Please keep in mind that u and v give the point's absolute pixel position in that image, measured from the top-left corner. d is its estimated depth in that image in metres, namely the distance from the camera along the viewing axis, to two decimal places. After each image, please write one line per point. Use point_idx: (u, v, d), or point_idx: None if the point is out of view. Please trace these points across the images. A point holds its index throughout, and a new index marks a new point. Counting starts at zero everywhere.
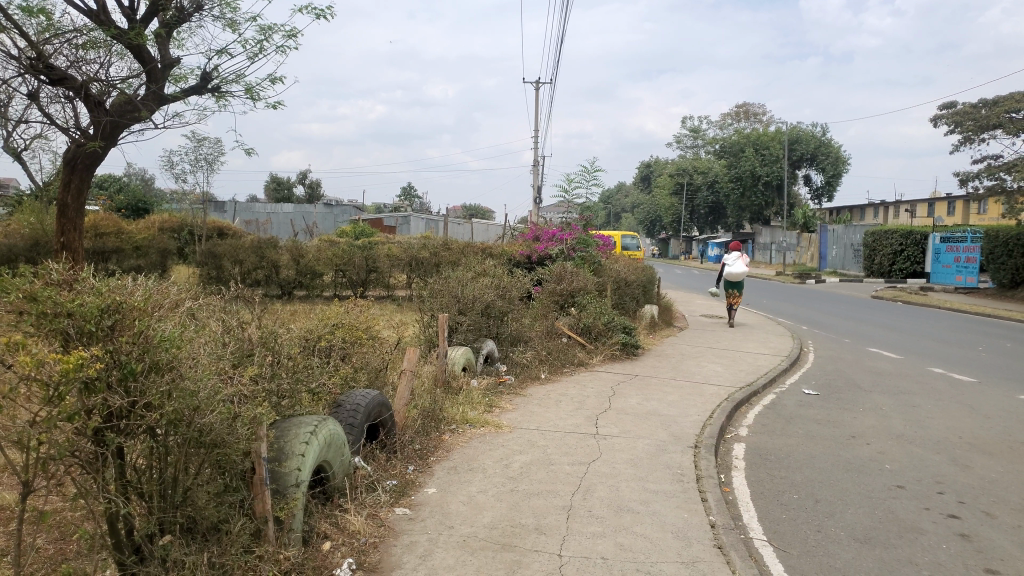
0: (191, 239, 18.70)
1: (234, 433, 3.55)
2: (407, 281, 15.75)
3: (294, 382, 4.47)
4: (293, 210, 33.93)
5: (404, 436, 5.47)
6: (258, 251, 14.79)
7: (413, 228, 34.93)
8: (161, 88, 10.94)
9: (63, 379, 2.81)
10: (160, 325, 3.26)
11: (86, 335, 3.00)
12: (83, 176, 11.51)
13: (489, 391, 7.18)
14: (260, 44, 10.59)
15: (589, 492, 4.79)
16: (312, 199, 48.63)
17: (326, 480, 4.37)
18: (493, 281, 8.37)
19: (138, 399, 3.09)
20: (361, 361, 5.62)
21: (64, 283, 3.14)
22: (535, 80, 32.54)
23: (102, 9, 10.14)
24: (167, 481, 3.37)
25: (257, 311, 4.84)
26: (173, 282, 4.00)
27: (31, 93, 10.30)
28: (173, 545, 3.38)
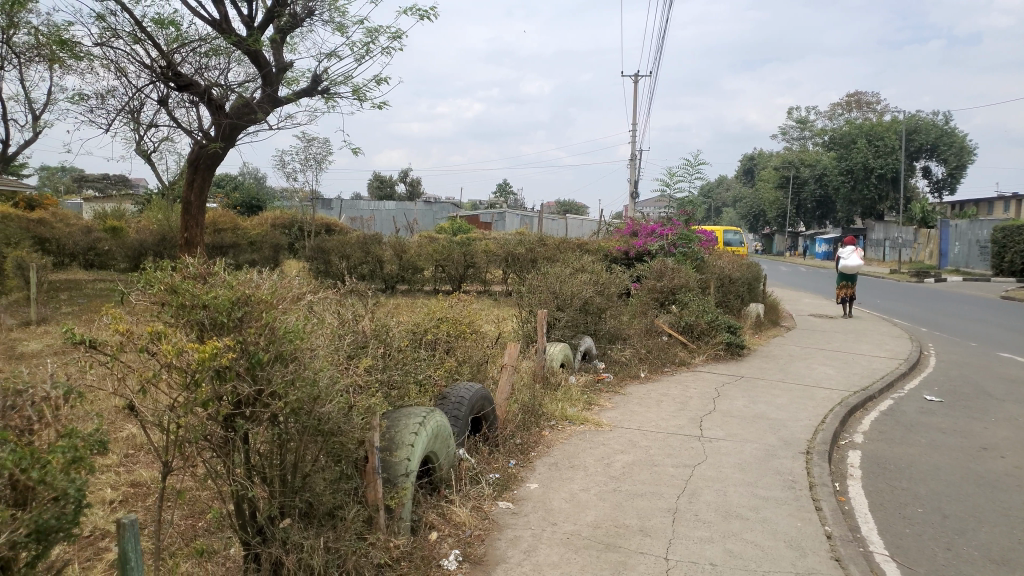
0: (300, 235, 19.49)
1: (349, 422, 3.69)
2: (503, 276, 15.88)
3: (403, 375, 4.59)
4: (395, 208, 34.82)
5: (505, 430, 5.53)
6: (364, 247, 15.26)
7: (510, 224, 35.06)
8: (275, 91, 11.43)
9: (199, 367, 3.01)
10: (284, 317, 3.43)
11: (219, 326, 3.20)
12: (205, 176, 12.20)
13: (588, 389, 7.15)
14: (366, 46, 10.90)
15: (695, 496, 4.71)
16: (411, 196, 49.79)
17: (432, 471, 4.47)
18: (592, 277, 8.32)
19: (264, 387, 3.25)
20: (464, 355, 5.71)
21: (200, 277, 3.38)
22: (634, 74, 32.10)
23: (224, 18, 10.70)
24: (288, 467, 3.55)
25: (369, 304, 5.03)
26: (294, 275, 4.20)
27: (160, 99, 10.98)
28: (293, 528, 3.55)
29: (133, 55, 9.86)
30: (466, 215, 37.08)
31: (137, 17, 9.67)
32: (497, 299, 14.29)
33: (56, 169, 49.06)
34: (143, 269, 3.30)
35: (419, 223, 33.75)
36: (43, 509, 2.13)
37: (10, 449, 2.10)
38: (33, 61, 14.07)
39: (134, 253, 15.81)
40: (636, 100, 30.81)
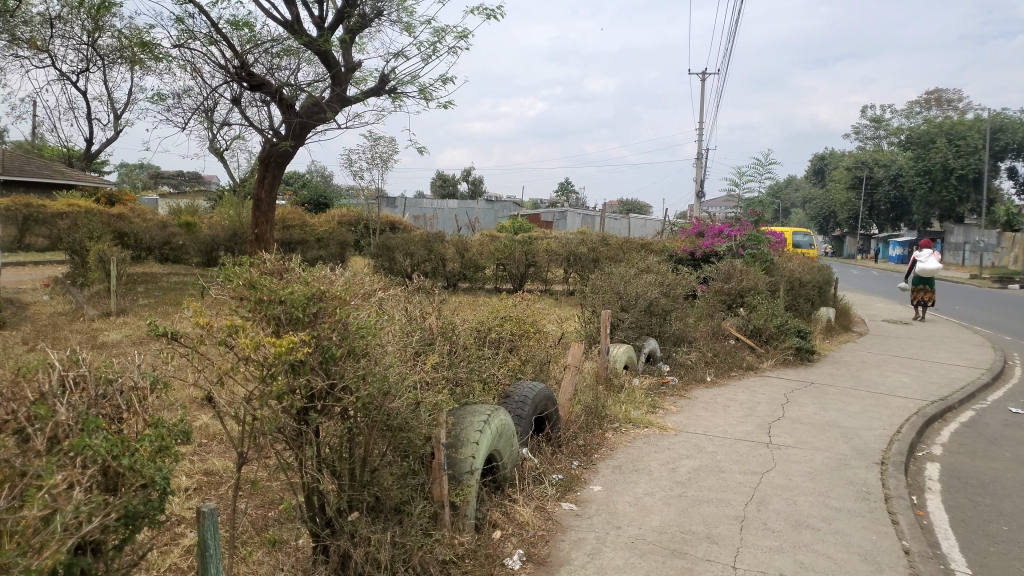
0: (365, 232, 19.79)
1: (417, 418, 3.74)
2: (565, 275, 15.81)
3: (469, 372, 4.61)
4: (459, 207, 35.08)
5: (568, 431, 5.50)
6: (427, 245, 15.40)
7: (571, 224, 34.95)
8: (344, 91, 11.63)
9: (276, 360, 3.07)
10: (356, 313, 3.49)
11: (295, 321, 3.27)
12: (275, 173, 12.51)
13: (652, 392, 7.05)
14: (433, 45, 11.00)
15: (763, 504, 4.60)
16: (473, 195, 50.12)
17: (497, 469, 4.47)
18: (658, 278, 8.21)
19: (337, 382, 3.32)
20: (527, 354, 5.68)
21: (276, 273, 3.46)
22: (704, 72, 31.58)
23: (296, 19, 10.95)
24: (358, 461, 3.61)
25: (435, 301, 5.06)
26: (364, 272, 4.26)
27: (234, 98, 11.31)
28: (361, 522, 3.60)
29: (209, 56, 10.18)
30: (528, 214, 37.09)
31: (214, 19, 9.98)
32: (559, 299, 14.26)
33: (136, 166, 51.20)
34: (223, 265, 3.40)
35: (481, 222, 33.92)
36: (132, 495, 2.21)
37: (102, 437, 2.20)
38: (116, 62, 14.68)
39: (207, 248, 16.34)
40: (705, 100, 30.33)
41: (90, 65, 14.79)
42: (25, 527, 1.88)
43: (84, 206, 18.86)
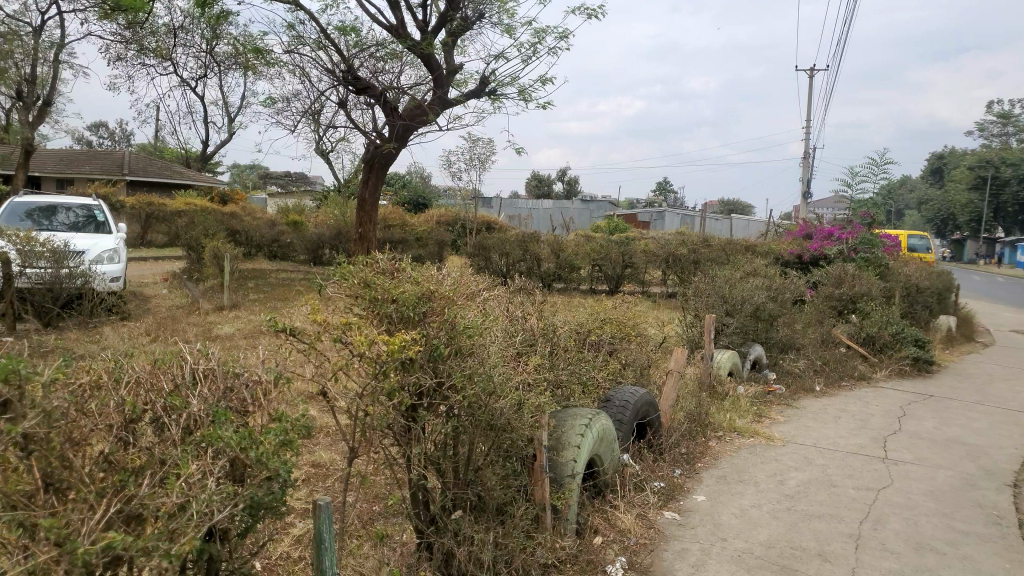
0: (462, 232, 20.06)
1: (520, 419, 3.75)
2: (663, 277, 15.50)
3: (570, 373, 4.58)
4: (555, 207, 35.07)
5: (670, 438, 5.37)
6: (523, 245, 15.46)
7: (669, 224, 34.32)
8: (445, 93, 11.82)
9: (388, 358, 3.14)
10: (464, 313, 3.56)
11: (406, 320, 3.36)
12: (378, 174, 12.87)
13: (758, 400, 6.81)
14: (534, 46, 11.02)
15: (880, 522, 4.36)
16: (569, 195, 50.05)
17: (597, 474, 4.42)
18: (765, 282, 7.93)
19: (444, 380, 3.37)
20: (627, 357, 5.57)
21: (389, 273, 3.59)
22: (812, 67, 30.34)
23: (401, 23, 11.20)
24: (462, 460, 3.64)
25: (536, 302, 5.05)
26: (468, 272, 4.32)
27: (340, 101, 11.67)
28: (464, 520, 3.62)
29: (318, 60, 10.55)
30: (624, 214, 36.72)
31: (323, 25, 10.33)
32: (658, 302, 14.01)
33: (247, 167, 53.80)
34: (339, 264, 3.55)
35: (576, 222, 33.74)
36: (257, 486, 2.29)
37: (231, 428, 2.31)
38: (231, 68, 15.44)
39: (312, 246, 16.97)
40: (814, 97, 29.17)
41: (208, 71, 15.61)
42: (163, 512, 2.01)
43: (199, 205, 19.93)
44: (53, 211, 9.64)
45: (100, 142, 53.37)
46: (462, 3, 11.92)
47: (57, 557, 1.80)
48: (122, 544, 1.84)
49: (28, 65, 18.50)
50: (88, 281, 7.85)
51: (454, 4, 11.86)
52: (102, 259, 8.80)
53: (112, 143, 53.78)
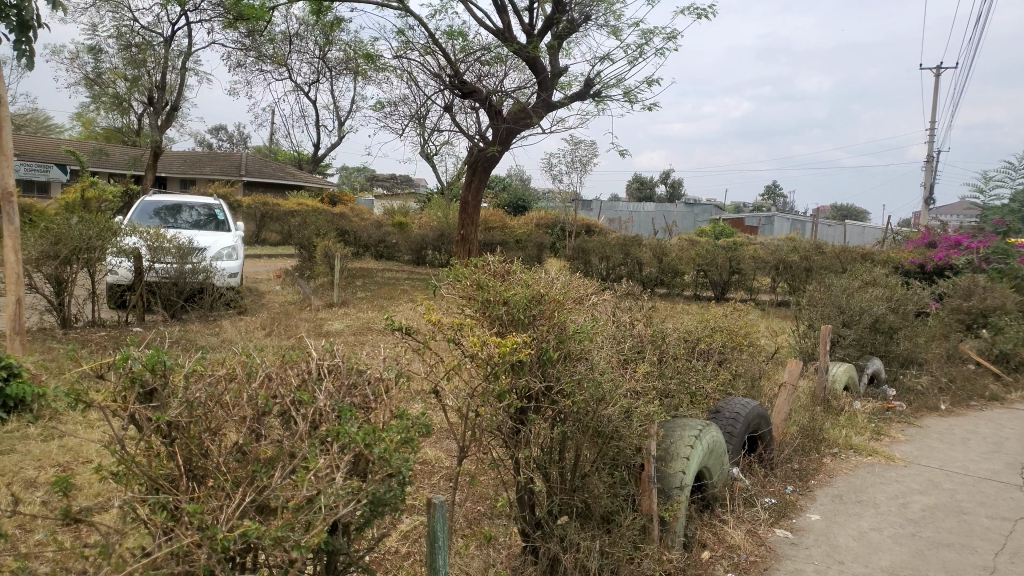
0: (562, 235, 20.04)
1: (629, 427, 3.68)
2: (772, 284, 14.93)
3: (680, 382, 4.46)
4: (656, 210, 34.53)
5: (782, 453, 5.16)
6: (624, 249, 15.33)
7: (778, 229, 33.13)
8: (550, 96, 11.84)
9: (500, 359, 3.14)
10: (574, 317, 3.54)
11: (517, 323, 3.36)
12: (482, 177, 13.06)
13: (876, 417, 6.46)
14: (641, 48, 10.89)
15: (1018, 556, 4.04)
16: (672, 199, 49.19)
17: (706, 487, 4.28)
18: (886, 292, 7.52)
19: (553, 384, 3.36)
20: (738, 368, 5.40)
21: (501, 275, 3.63)
22: (937, 64, 28.56)
23: (507, 27, 11.31)
24: (569, 465, 3.62)
25: (644, 308, 4.94)
26: (578, 275, 4.28)
27: (446, 105, 11.88)
28: (570, 527, 3.59)
29: (426, 65, 10.79)
30: (730, 219, 35.78)
31: (431, 31, 10.55)
32: (766, 311, 13.54)
33: (354, 169, 55.70)
34: (454, 266, 3.63)
35: (678, 227, 33.01)
36: (379, 483, 2.33)
37: (356, 424, 2.36)
38: (342, 73, 16.03)
39: (416, 247, 17.36)
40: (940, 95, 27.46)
41: (321, 76, 16.26)
42: (292, 503, 2.08)
43: (310, 206, 20.79)
44: (178, 210, 10.23)
45: (220, 146, 56.55)
46: (568, 5, 11.94)
47: (198, 541, 1.95)
48: (256, 533, 1.95)
49: (159, 72, 19.85)
50: (208, 277, 8.30)
51: (561, 7, 11.90)
52: (222, 256, 9.28)
53: (231, 146, 56.89)
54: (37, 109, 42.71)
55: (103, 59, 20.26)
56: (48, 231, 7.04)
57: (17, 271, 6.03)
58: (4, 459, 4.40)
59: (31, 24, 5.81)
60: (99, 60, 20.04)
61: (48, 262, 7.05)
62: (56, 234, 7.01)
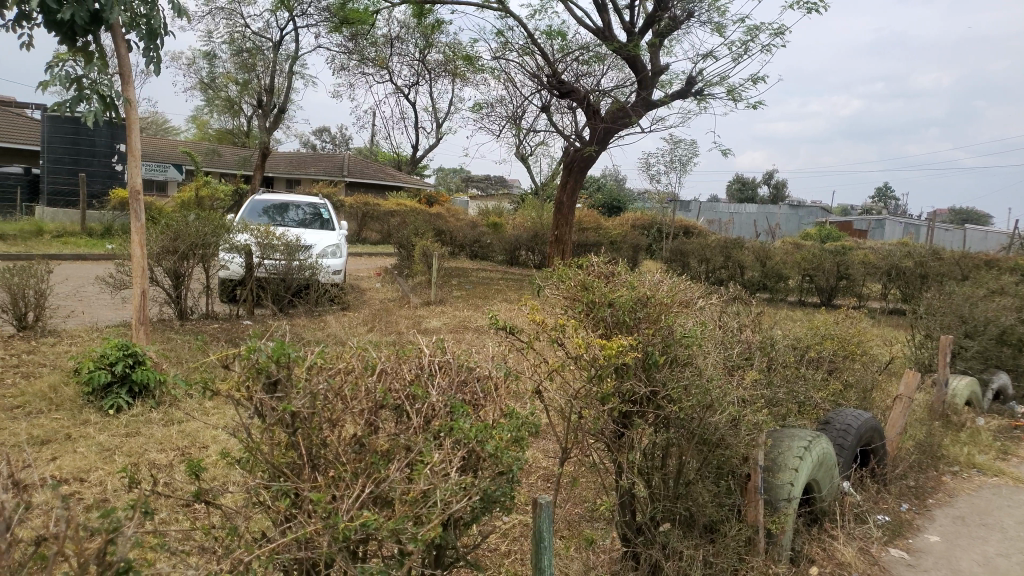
0: (658, 236, 19.73)
1: (737, 435, 3.58)
2: (883, 291, 14.19)
3: (788, 391, 4.30)
4: (758, 212, 33.51)
5: (896, 469, 4.90)
6: (725, 252, 15.22)
7: (890, 233, 31.49)
8: (650, 94, 11.67)
9: (606, 362, 3.10)
10: (681, 320, 3.47)
11: (622, 325, 3.32)
12: (578, 178, 13.06)
13: (1002, 436, 6.05)
14: (746, 44, 10.60)
15: None
16: (775, 200, 47.54)
17: (814, 500, 4.12)
18: (1015, 301, 7.02)
19: (659, 389, 3.30)
20: (850, 378, 5.17)
21: (605, 276, 3.61)
22: None
23: (607, 26, 11.24)
24: (673, 471, 3.55)
25: (752, 314, 4.80)
26: (683, 279, 4.20)
27: (543, 105, 11.92)
28: (673, 535, 3.52)
29: (524, 66, 10.86)
30: (838, 222, 34.35)
31: (530, 31, 10.60)
32: (877, 318, 12.88)
33: (450, 170, 56.54)
34: (559, 267, 3.63)
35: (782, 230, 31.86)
36: (489, 480, 2.36)
37: (467, 422, 2.40)
38: (442, 75, 16.32)
39: (511, 247, 17.50)
40: None
41: (421, 79, 16.63)
42: (410, 497, 2.13)
43: (409, 207, 21.30)
44: (286, 209, 10.66)
45: (324, 147, 58.56)
46: (671, 3, 11.75)
47: (321, 529, 2.02)
48: (375, 525, 2.00)
49: (267, 76, 20.76)
50: (314, 273, 8.50)
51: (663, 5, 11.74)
52: (326, 253, 9.61)
53: (334, 147, 58.74)
54: (158, 114, 45.48)
55: (218, 64, 21.38)
56: (169, 228, 7.48)
57: (142, 264, 6.43)
58: (132, 442, 4.70)
59: (159, 32, 6.18)
60: (214, 66, 21.16)
61: (168, 257, 7.50)
62: (176, 231, 7.44)
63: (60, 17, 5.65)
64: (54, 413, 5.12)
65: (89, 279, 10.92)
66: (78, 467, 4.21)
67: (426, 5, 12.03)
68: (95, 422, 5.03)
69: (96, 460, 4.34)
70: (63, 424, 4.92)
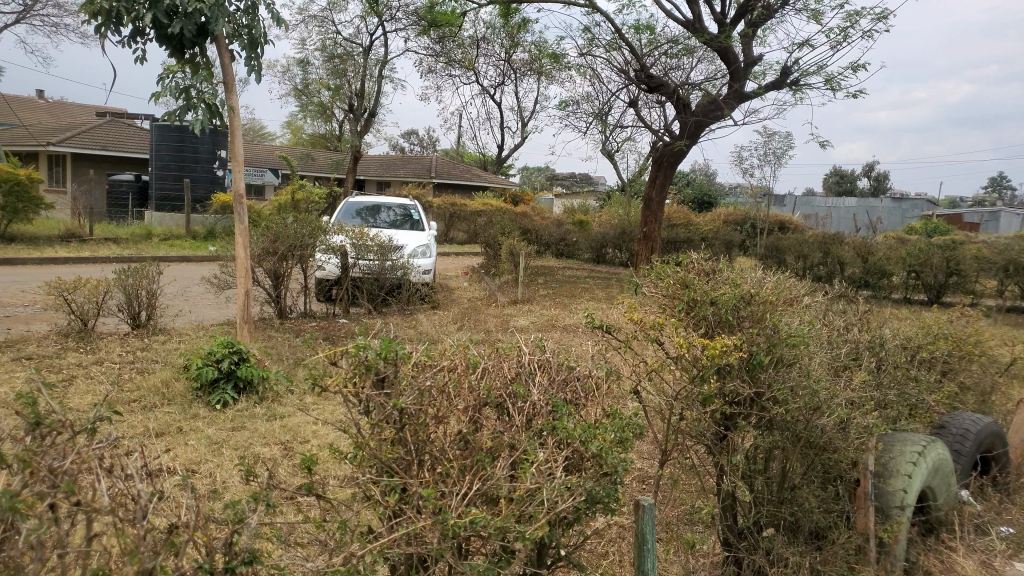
0: (751, 232, 19.17)
1: (845, 438, 3.43)
2: (998, 288, 13.31)
3: (901, 393, 4.09)
4: (857, 205, 32.11)
5: (1020, 478, 4.58)
6: (824, 248, 14.70)
7: (1005, 225, 29.54)
8: (742, 86, 11.34)
9: (709, 362, 3.02)
10: (785, 319, 3.35)
11: (725, 325, 3.24)
12: (667, 173, 12.87)
13: None
14: (845, 30, 10.16)
15: None
16: (876, 193, 45.45)
17: (928, 509, 3.90)
18: None
19: (763, 390, 3.20)
20: (968, 381, 4.87)
21: (705, 273, 3.53)
22: None
23: (697, 18, 10.98)
24: (777, 474, 3.43)
25: (860, 313, 4.60)
26: (785, 276, 4.06)
27: (631, 101, 11.79)
28: (778, 541, 3.41)
29: (611, 62, 10.75)
30: (945, 214, 32.49)
31: (617, 26, 10.49)
32: (992, 316, 12.09)
33: (535, 169, 56.69)
34: (658, 264, 3.57)
35: (884, 223, 30.36)
36: (593, 480, 2.35)
37: (570, 421, 2.39)
38: (527, 73, 16.38)
39: (598, 245, 17.37)
40: None
41: (507, 79, 16.76)
42: (516, 495, 2.14)
43: (495, 206, 21.45)
44: (377, 210, 10.93)
45: (412, 148, 59.79)
46: None
47: (431, 526, 2.04)
48: (482, 522, 2.02)
49: (358, 81, 21.36)
50: (406, 273, 8.66)
51: None
52: (416, 253, 9.79)
53: (422, 149, 59.83)
54: (256, 121, 47.53)
55: (312, 71, 22.14)
56: (269, 230, 7.79)
57: (246, 266, 6.71)
58: (238, 436, 4.90)
59: (260, 41, 6.42)
60: (308, 72, 21.92)
61: (268, 258, 7.81)
62: (276, 233, 7.73)
63: (170, 31, 5.96)
64: (167, 407, 5.41)
65: (195, 280, 11.48)
66: (191, 458, 4.43)
67: (512, 5, 12.08)
68: (204, 416, 5.28)
69: (206, 453, 4.55)
70: (174, 418, 5.18)
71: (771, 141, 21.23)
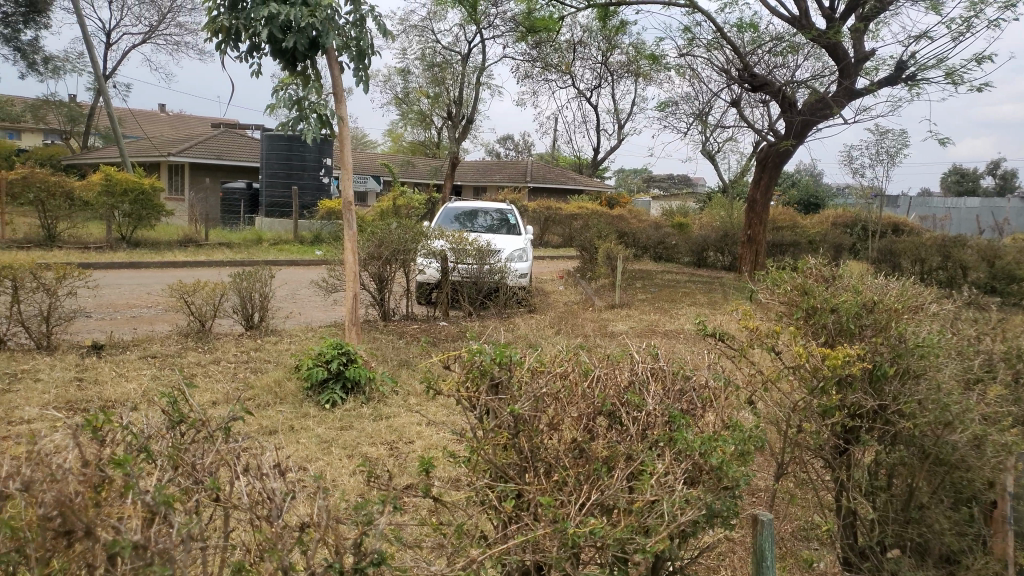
0: (862, 234, 18.27)
1: (980, 455, 3.02)
2: None
3: None
4: (980, 206, 30.09)
5: None
6: (945, 251, 13.85)
7: None
8: (853, 83, 10.84)
9: (830, 371, 2.89)
10: (913, 327, 3.17)
11: (846, 333, 3.10)
12: (773, 175, 12.46)
13: None
14: (968, 21, 9.53)
15: None
16: (1001, 193, 42.47)
17: None
18: None
19: (888, 403, 3.04)
20: None
21: (824, 279, 3.39)
22: None
23: (805, 14, 10.57)
24: (903, 491, 3.22)
25: (995, 322, 4.28)
26: (910, 283, 3.83)
27: (733, 101, 11.49)
28: (904, 562, 3.24)
29: (712, 62, 10.52)
30: None
31: (719, 25, 10.26)
32: None
33: (632, 172, 56.11)
34: (773, 269, 3.46)
35: (1011, 224, 28.28)
36: (715, 494, 2.28)
37: (688, 433, 2.34)
38: (624, 76, 16.25)
39: (697, 249, 17.02)
40: None
41: (604, 82, 16.68)
42: (635, 506, 2.12)
43: (592, 210, 21.35)
44: (475, 215, 11.06)
45: (508, 153, 60.37)
46: None
47: (549, 535, 2.04)
48: (601, 533, 2.00)
49: (456, 88, 21.74)
50: (503, 277, 8.63)
51: None
52: (514, 258, 9.84)
53: (519, 155, 60.40)
54: (360, 130, 49.22)
55: (412, 80, 22.71)
56: (374, 236, 8.05)
57: (354, 269, 6.92)
58: (346, 435, 5.05)
59: (367, 52, 6.62)
60: (408, 81, 22.50)
61: (373, 262, 8.08)
62: (381, 239, 7.99)
63: (284, 46, 6.23)
64: (280, 405, 5.65)
65: (304, 283, 11.99)
66: (305, 456, 4.61)
67: (610, 8, 12.01)
68: (314, 414, 5.48)
69: (317, 451, 4.72)
70: (287, 416, 5.40)
71: (884, 138, 20.18)
